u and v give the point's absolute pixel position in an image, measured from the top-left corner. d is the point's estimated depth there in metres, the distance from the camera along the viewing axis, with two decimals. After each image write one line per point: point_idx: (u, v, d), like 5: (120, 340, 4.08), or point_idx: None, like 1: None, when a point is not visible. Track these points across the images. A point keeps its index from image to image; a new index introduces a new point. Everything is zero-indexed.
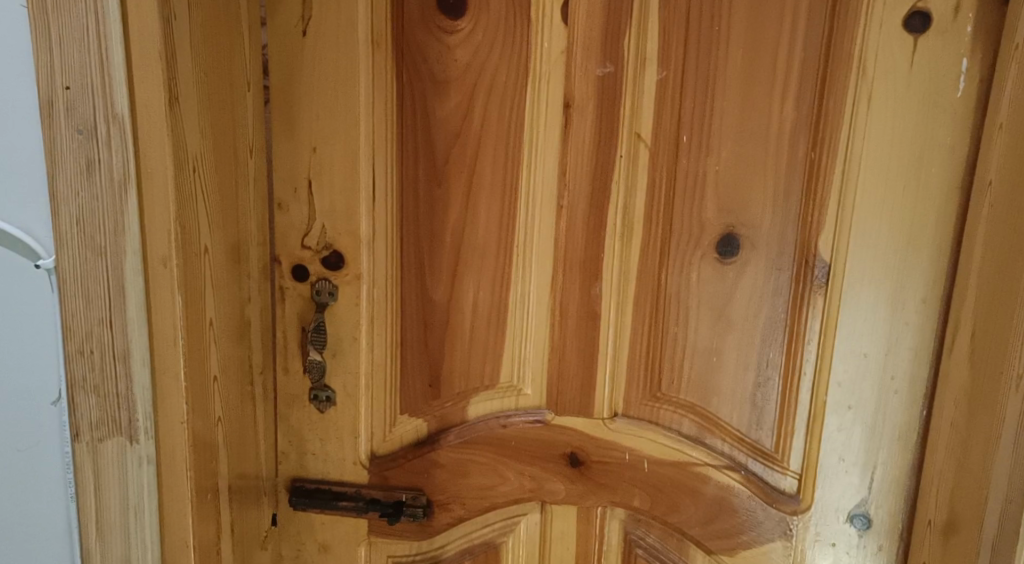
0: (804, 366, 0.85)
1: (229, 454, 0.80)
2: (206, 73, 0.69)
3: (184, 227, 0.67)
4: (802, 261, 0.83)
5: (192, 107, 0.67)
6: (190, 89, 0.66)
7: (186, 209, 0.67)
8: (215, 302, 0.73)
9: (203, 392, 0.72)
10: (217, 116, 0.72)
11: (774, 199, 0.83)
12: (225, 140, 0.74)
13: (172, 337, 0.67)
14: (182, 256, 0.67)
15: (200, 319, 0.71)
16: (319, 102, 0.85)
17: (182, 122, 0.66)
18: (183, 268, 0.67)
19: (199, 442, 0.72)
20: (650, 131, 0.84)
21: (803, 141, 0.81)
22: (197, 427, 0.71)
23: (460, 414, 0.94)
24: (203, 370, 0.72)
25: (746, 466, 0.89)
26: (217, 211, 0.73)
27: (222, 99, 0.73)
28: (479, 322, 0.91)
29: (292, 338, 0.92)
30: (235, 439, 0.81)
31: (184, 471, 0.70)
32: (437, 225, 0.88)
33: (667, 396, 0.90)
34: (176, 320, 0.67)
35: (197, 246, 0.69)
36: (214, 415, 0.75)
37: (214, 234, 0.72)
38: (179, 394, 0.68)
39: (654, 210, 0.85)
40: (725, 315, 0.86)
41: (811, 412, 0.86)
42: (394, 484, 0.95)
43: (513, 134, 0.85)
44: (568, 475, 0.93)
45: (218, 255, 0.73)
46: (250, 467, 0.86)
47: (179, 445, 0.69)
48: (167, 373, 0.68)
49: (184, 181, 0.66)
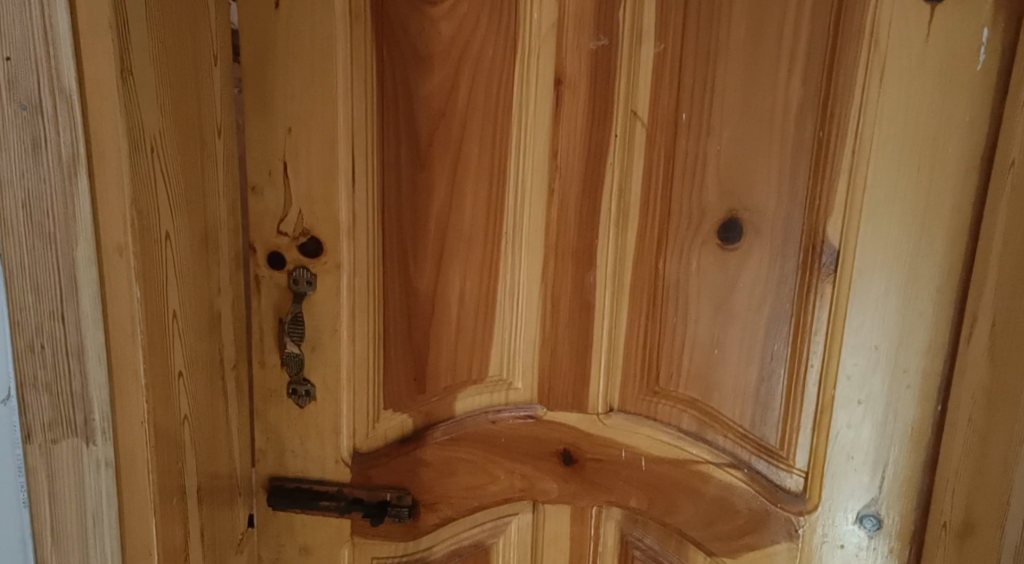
0: (811, 359, 0.80)
1: (200, 453, 0.75)
2: (164, 43, 0.64)
3: (141, 211, 0.62)
4: (809, 248, 0.78)
5: (150, 81, 0.62)
6: (146, 61, 0.61)
7: (143, 192, 0.62)
8: (179, 292, 0.68)
9: (166, 390, 0.67)
10: (178, 90, 0.66)
11: (778, 183, 0.78)
12: (189, 119, 0.68)
13: (130, 333, 0.62)
14: (139, 244, 0.61)
15: (163, 310, 0.66)
16: (294, 79, 0.79)
17: (138, 97, 0.60)
18: (141, 256, 0.62)
19: (163, 440, 0.67)
20: (647, 110, 0.78)
21: (810, 120, 0.76)
22: (160, 427, 0.66)
23: (447, 409, 0.90)
24: (168, 364, 0.67)
25: (749, 464, 0.85)
26: (181, 194, 0.67)
27: (186, 74, 0.67)
28: (466, 313, 0.86)
29: (269, 330, 0.87)
30: (207, 438, 0.76)
31: (145, 472, 0.65)
32: (421, 211, 0.83)
33: (666, 390, 0.86)
34: (134, 314, 0.62)
35: (158, 233, 0.64)
36: (180, 413, 0.70)
37: (177, 220, 0.67)
38: (140, 394, 0.63)
39: (651, 194, 0.81)
40: (727, 305, 0.82)
41: (818, 408, 0.81)
42: (378, 483, 0.91)
43: (501, 113, 0.80)
44: (561, 473, 0.89)
45: (182, 242, 0.68)
46: (223, 466, 0.81)
47: (140, 447, 0.64)
48: (126, 370, 0.62)
49: (140, 162, 0.61)
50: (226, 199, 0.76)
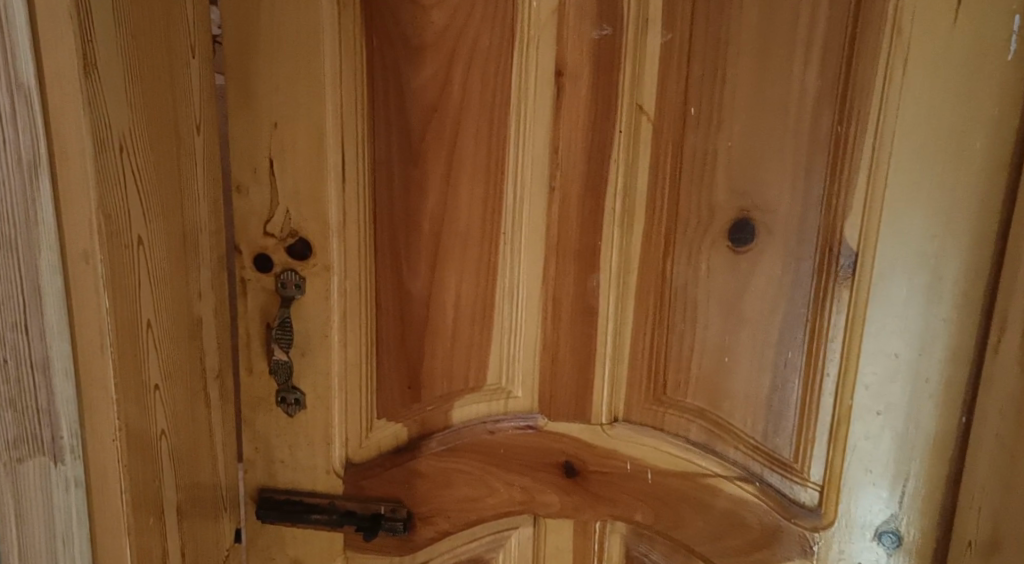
0: (827, 368, 0.76)
1: (182, 471, 0.70)
2: (134, 34, 0.59)
3: (109, 216, 0.57)
4: (825, 249, 0.74)
5: (117, 73, 0.57)
6: (114, 53, 0.57)
7: (110, 192, 0.57)
8: (153, 300, 0.63)
9: (142, 406, 0.62)
10: (150, 85, 0.62)
11: (793, 180, 0.73)
12: (162, 114, 0.64)
13: (99, 344, 0.57)
14: (107, 250, 0.56)
15: (135, 319, 0.61)
16: (279, 70, 0.74)
17: (104, 94, 0.56)
18: (109, 262, 0.57)
19: (138, 459, 0.62)
20: (653, 104, 0.74)
21: (827, 114, 0.71)
22: (135, 445, 0.61)
23: (443, 418, 0.86)
24: (142, 376, 0.62)
25: (761, 478, 0.80)
26: (156, 194, 0.63)
27: (159, 67, 0.63)
28: (463, 317, 0.82)
29: (255, 336, 0.82)
30: (189, 453, 0.71)
31: (119, 494, 0.60)
32: (414, 209, 0.79)
33: (673, 400, 0.82)
34: (104, 325, 0.57)
35: (127, 238, 0.59)
36: (157, 428, 0.65)
37: (151, 223, 0.62)
38: (111, 410, 0.58)
39: (658, 193, 0.76)
40: (737, 309, 0.77)
41: (835, 418, 0.77)
42: (372, 495, 0.87)
43: (498, 106, 0.76)
44: (563, 486, 0.85)
45: (157, 245, 0.63)
46: (207, 481, 0.77)
47: (113, 465, 0.59)
48: (95, 385, 0.57)
49: (107, 162, 0.56)
50: (206, 199, 0.71)
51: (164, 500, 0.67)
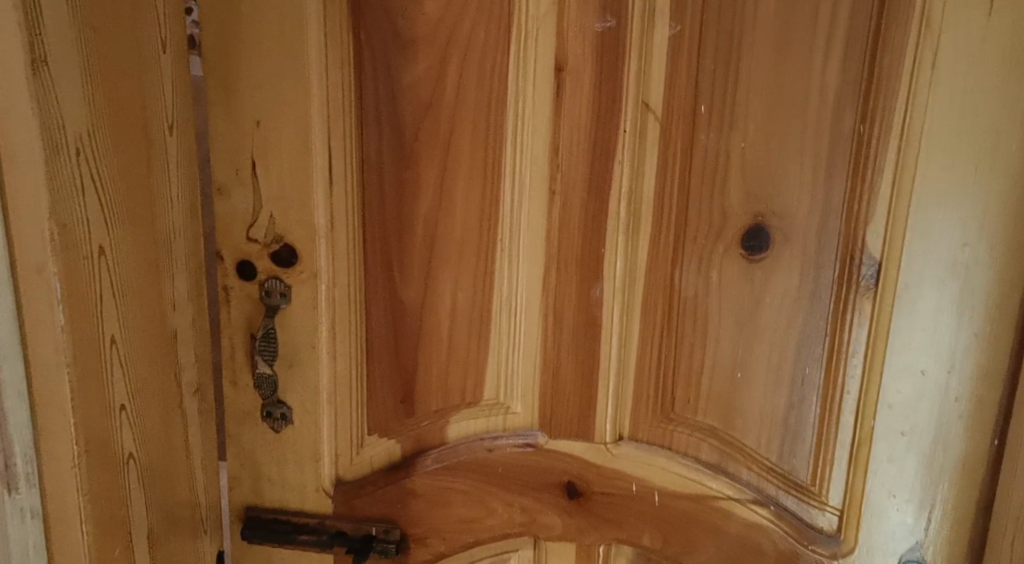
0: (848, 385, 0.71)
1: (154, 499, 0.65)
2: (94, 30, 0.55)
3: (64, 226, 0.52)
4: (847, 257, 0.68)
5: (72, 70, 0.52)
6: (69, 49, 0.52)
7: (66, 199, 0.52)
8: (118, 315, 0.58)
9: (106, 428, 0.58)
10: (113, 83, 0.57)
11: (812, 183, 0.68)
12: (129, 114, 0.59)
13: (55, 365, 0.53)
14: (63, 263, 0.52)
15: (98, 336, 0.56)
16: (262, 65, 0.69)
17: (57, 94, 0.51)
18: (64, 276, 0.52)
19: (104, 486, 0.58)
20: (661, 101, 0.69)
21: (849, 113, 0.66)
22: (98, 471, 0.57)
23: (439, 434, 0.81)
24: (107, 398, 0.58)
25: (777, 501, 0.75)
26: (121, 200, 0.58)
27: (124, 64, 0.58)
28: (459, 328, 0.78)
29: (239, 347, 0.78)
30: (161, 479, 0.66)
31: (80, 525, 0.56)
32: (406, 213, 0.74)
33: (682, 418, 0.77)
34: (59, 343, 0.52)
35: (86, 249, 0.54)
36: (125, 450, 0.61)
37: (115, 231, 0.58)
38: (70, 437, 0.54)
39: (666, 197, 0.71)
40: (751, 321, 0.72)
41: (856, 440, 0.71)
42: (363, 515, 0.82)
43: (496, 104, 0.71)
44: (566, 508, 0.81)
45: (123, 255, 0.59)
46: (185, 509, 0.71)
47: (73, 497, 0.55)
48: (51, 410, 0.53)
49: (61, 167, 0.52)
50: (181, 205, 0.66)
51: (132, 530, 0.62)
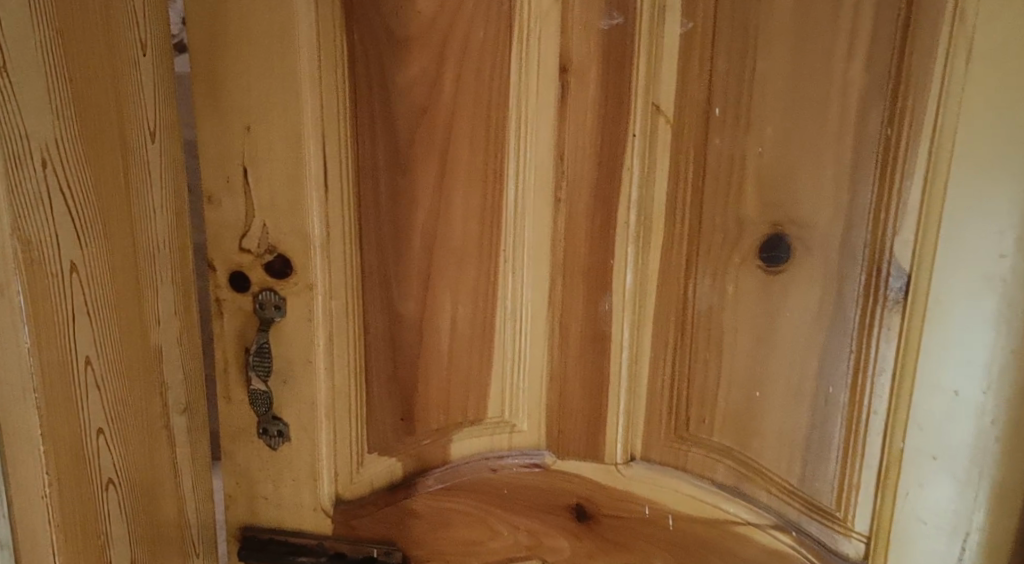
0: (874, 405, 0.66)
1: (138, 525, 0.63)
2: (61, 35, 0.52)
3: (28, 239, 0.50)
4: (873, 269, 0.63)
5: (36, 78, 0.50)
6: (31, 54, 0.50)
7: (29, 211, 0.50)
8: (94, 333, 0.56)
9: (80, 450, 0.56)
10: (84, 90, 0.55)
11: (836, 189, 0.63)
12: (105, 125, 0.57)
13: (20, 391, 0.50)
14: (28, 280, 0.50)
15: (69, 356, 0.54)
16: (252, 68, 0.66)
17: (16, 103, 0.49)
18: (30, 293, 0.50)
19: (78, 513, 0.55)
20: (672, 103, 0.65)
21: (875, 114, 0.61)
22: (69, 495, 0.54)
23: (441, 453, 0.78)
24: (80, 421, 0.55)
25: (798, 526, 0.71)
26: (95, 210, 0.56)
27: (98, 73, 0.56)
28: (460, 342, 0.74)
29: (233, 361, 0.75)
30: (145, 506, 0.63)
31: (51, 555, 0.53)
32: (403, 222, 0.71)
33: (697, 438, 0.72)
34: (24, 367, 0.50)
35: (54, 265, 0.52)
36: (103, 476, 0.58)
37: (90, 243, 0.56)
38: (38, 463, 0.52)
39: (678, 204, 0.67)
40: (770, 336, 0.68)
41: (883, 464, 0.66)
42: (363, 536, 0.79)
43: (497, 107, 0.68)
44: (574, 531, 0.77)
45: (97, 268, 0.56)
46: (172, 536, 0.68)
47: (43, 526, 0.53)
48: (19, 438, 0.51)
49: (23, 178, 0.49)
50: (165, 216, 0.64)
51: (112, 560, 0.60)
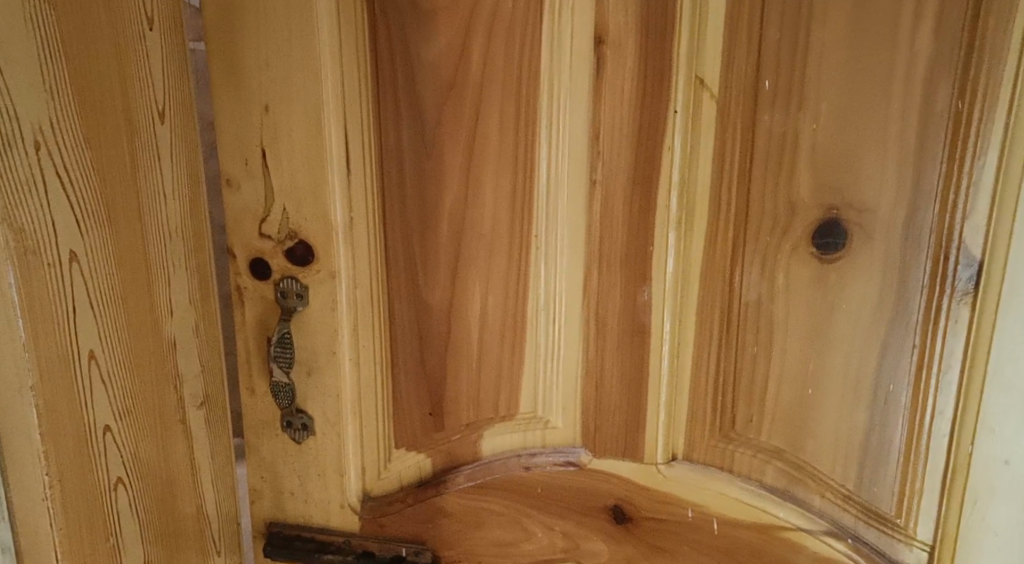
0: (940, 404, 0.60)
1: (149, 521, 0.62)
2: (58, 15, 0.50)
3: (21, 228, 0.48)
4: (942, 256, 0.57)
5: (28, 57, 0.48)
6: (23, 32, 0.48)
7: (24, 198, 0.48)
8: (97, 325, 0.55)
9: (85, 445, 0.54)
10: (82, 72, 0.53)
11: (899, 167, 0.57)
12: (107, 107, 0.55)
13: (17, 388, 0.49)
14: (23, 271, 0.48)
15: (71, 349, 0.52)
16: (269, 46, 0.63)
17: (8, 84, 0.47)
18: (25, 285, 0.48)
19: (83, 510, 0.54)
20: (718, 77, 0.60)
21: (944, 84, 0.55)
22: (72, 492, 0.53)
23: (471, 449, 0.74)
24: (84, 416, 0.54)
25: (855, 533, 0.65)
26: (95, 196, 0.54)
27: (98, 55, 0.54)
28: (491, 333, 0.70)
29: (255, 352, 0.72)
30: (159, 498, 0.63)
31: (53, 554, 0.52)
32: (430, 207, 0.67)
33: (744, 437, 0.67)
34: (20, 362, 0.48)
35: (51, 255, 0.51)
36: (111, 472, 0.57)
37: (91, 231, 0.54)
38: (37, 462, 0.50)
39: (724, 186, 0.62)
40: (825, 329, 0.62)
41: (949, 469, 0.61)
42: (392, 535, 0.76)
43: (527, 85, 0.63)
44: (612, 534, 0.72)
45: (97, 257, 0.54)
46: (189, 532, 0.67)
47: (46, 527, 0.51)
48: (17, 434, 0.49)
49: (16, 163, 0.47)
50: (175, 203, 0.62)
51: (122, 555, 0.59)
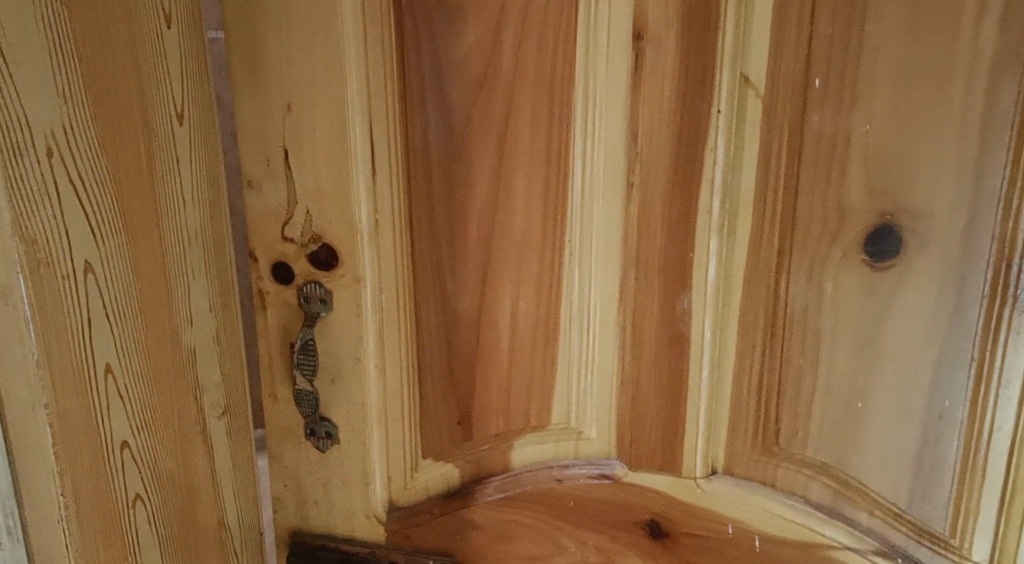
0: (999, 421, 0.57)
1: (169, 534, 0.60)
2: (71, 18, 0.48)
3: (34, 242, 0.46)
4: (1004, 264, 0.54)
5: (39, 62, 0.46)
6: (34, 37, 0.46)
7: (37, 210, 0.46)
8: (113, 337, 0.53)
9: (101, 460, 0.53)
10: (96, 76, 0.51)
11: (960, 170, 0.54)
12: (123, 110, 0.53)
13: (30, 405, 0.47)
14: (36, 286, 0.46)
15: (85, 363, 0.51)
16: (291, 44, 0.60)
17: (19, 92, 0.45)
18: (38, 299, 0.46)
19: (99, 526, 0.53)
20: (765, 73, 0.56)
21: (1010, 82, 0.51)
22: (88, 508, 0.52)
23: (501, 459, 0.71)
24: (100, 429, 0.52)
25: (907, 553, 0.62)
26: (111, 204, 0.52)
27: (113, 58, 0.52)
28: (521, 341, 0.67)
29: (278, 359, 0.70)
30: (178, 510, 0.61)
31: None
32: (458, 209, 0.64)
33: (788, 453, 0.64)
34: (32, 380, 0.47)
35: (66, 267, 0.49)
36: (129, 484, 0.55)
37: (107, 240, 0.52)
38: (51, 481, 0.49)
39: (771, 188, 0.58)
40: (877, 340, 0.59)
41: (1007, 486, 0.58)
42: (418, 546, 0.73)
43: (561, 83, 0.60)
44: (648, 548, 0.70)
45: (113, 266, 0.53)
46: (210, 543, 0.65)
47: (62, 547, 0.50)
48: (30, 453, 0.48)
49: (29, 174, 0.46)
50: (194, 208, 0.60)
51: None
